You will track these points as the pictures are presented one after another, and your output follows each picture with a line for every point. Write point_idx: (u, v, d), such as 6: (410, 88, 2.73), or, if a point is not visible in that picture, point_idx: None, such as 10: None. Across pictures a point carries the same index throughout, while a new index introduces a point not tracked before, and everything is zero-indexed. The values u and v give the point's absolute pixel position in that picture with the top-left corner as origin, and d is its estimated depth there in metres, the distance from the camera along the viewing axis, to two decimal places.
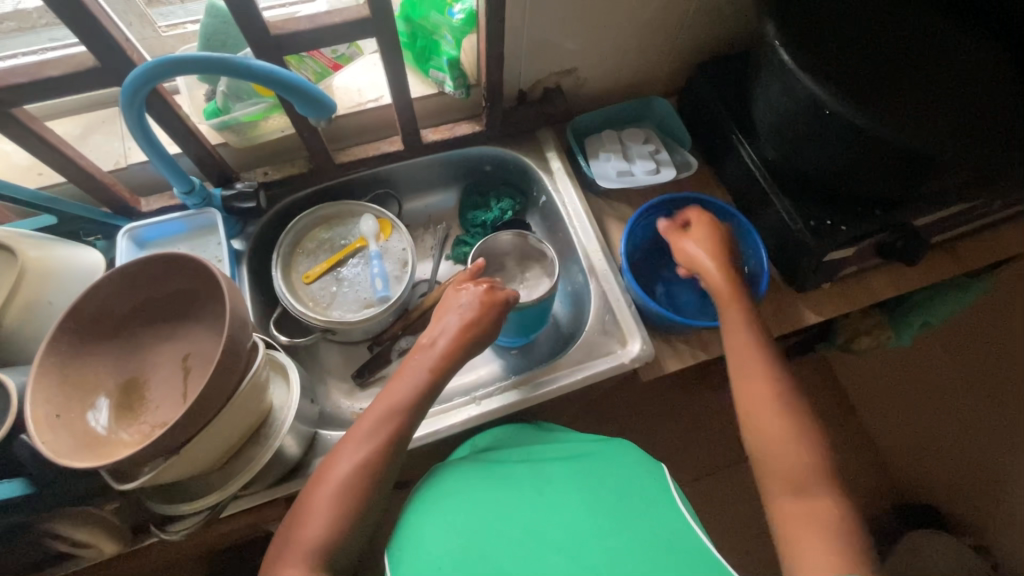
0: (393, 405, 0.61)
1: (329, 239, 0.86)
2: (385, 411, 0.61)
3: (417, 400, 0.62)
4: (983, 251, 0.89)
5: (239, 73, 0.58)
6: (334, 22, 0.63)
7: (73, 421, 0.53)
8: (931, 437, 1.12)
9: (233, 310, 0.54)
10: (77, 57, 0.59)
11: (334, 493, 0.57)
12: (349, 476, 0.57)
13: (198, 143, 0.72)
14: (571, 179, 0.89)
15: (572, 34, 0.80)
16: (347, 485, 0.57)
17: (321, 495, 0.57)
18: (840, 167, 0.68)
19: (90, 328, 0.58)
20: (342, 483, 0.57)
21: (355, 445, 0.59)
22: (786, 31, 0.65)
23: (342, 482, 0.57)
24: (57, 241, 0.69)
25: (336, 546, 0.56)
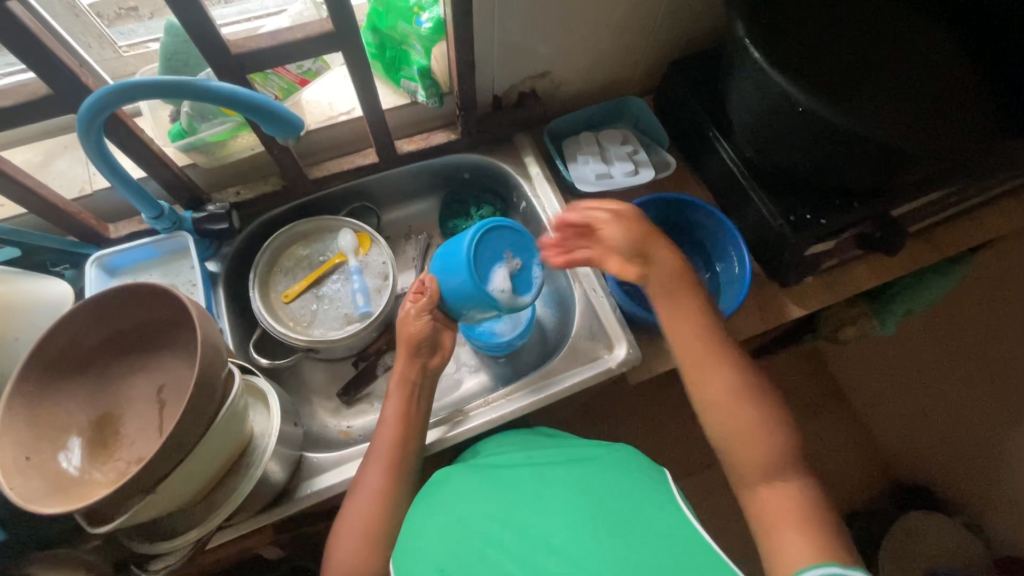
0: (389, 448, 0.67)
1: (307, 256, 0.84)
2: (383, 455, 0.66)
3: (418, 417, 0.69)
4: (962, 237, 0.89)
5: (198, 94, 0.56)
6: (297, 37, 0.61)
7: (43, 463, 0.52)
8: (919, 420, 1.14)
9: (206, 339, 0.53)
10: (29, 85, 0.57)
11: (362, 534, 0.63)
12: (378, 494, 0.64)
13: (163, 166, 0.70)
14: (549, 183, 0.88)
15: (543, 37, 0.79)
16: (369, 524, 0.63)
17: (359, 511, 0.64)
18: (816, 162, 0.68)
19: (60, 365, 0.56)
20: (365, 523, 0.63)
21: (373, 487, 0.65)
22: (755, 29, 0.64)
23: (367, 520, 0.63)
24: (21, 274, 0.66)
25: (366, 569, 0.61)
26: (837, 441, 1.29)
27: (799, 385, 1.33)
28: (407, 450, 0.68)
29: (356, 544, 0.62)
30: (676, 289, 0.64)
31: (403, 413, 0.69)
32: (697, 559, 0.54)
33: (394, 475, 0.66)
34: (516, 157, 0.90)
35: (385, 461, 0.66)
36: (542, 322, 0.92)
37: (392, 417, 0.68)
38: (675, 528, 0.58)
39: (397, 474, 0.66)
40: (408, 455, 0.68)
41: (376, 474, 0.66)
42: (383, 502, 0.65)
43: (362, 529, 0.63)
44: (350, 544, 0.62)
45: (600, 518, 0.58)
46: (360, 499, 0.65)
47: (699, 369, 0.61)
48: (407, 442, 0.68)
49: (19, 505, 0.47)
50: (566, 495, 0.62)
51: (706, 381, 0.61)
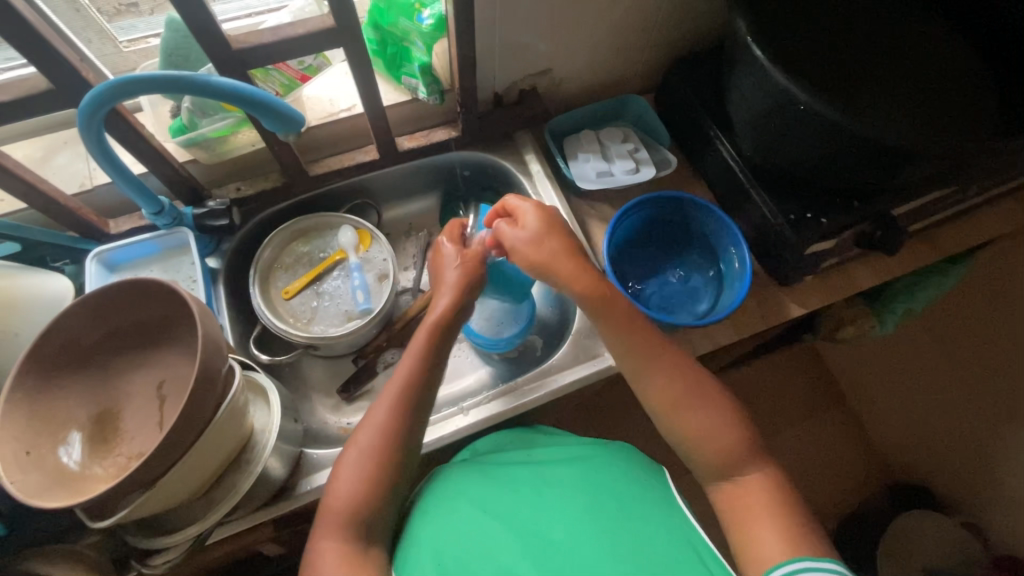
0: (402, 386, 0.62)
1: (308, 253, 0.84)
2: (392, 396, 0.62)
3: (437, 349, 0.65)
4: (961, 236, 0.89)
5: (200, 90, 0.56)
6: (297, 33, 0.61)
7: (43, 457, 0.52)
8: (917, 419, 1.14)
9: (206, 334, 0.53)
10: (30, 80, 0.57)
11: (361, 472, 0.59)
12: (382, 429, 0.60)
13: (164, 162, 0.70)
14: (550, 180, 0.88)
15: (544, 34, 0.79)
16: (371, 464, 0.59)
17: (355, 453, 0.60)
18: (816, 159, 0.68)
19: (60, 360, 0.56)
20: (370, 458, 0.59)
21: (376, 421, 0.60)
22: (758, 28, 0.65)
23: (367, 461, 0.59)
24: (21, 270, 0.66)
25: (366, 516, 0.58)
26: (835, 439, 1.29)
27: (797, 384, 1.33)
28: (421, 393, 0.63)
29: (354, 479, 0.58)
30: (608, 303, 0.66)
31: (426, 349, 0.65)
32: (690, 557, 0.55)
33: (404, 418, 0.61)
34: (517, 155, 0.91)
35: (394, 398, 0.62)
36: (541, 319, 0.92)
37: (414, 351, 0.64)
38: (672, 527, 0.58)
39: (404, 416, 0.61)
40: (421, 401, 0.63)
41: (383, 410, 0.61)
42: (387, 440, 0.60)
43: (363, 468, 0.59)
44: (348, 483, 0.58)
45: (596, 518, 0.58)
46: (364, 438, 0.60)
47: (677, 410, 0.62)
48: (422, 383, 0.63)
49: (19, 500, 0.47)
50: (568, 493, 0.62)
51: (687, 415, 0.62)
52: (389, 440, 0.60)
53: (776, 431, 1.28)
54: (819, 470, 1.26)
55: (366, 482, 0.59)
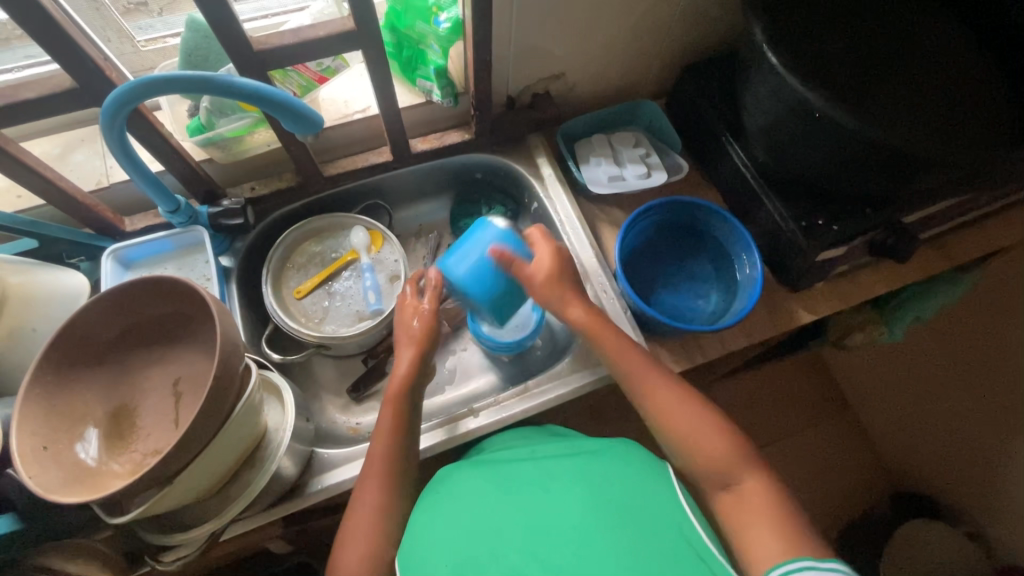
0: (383, 459, 0.64)
1: (320, 253, 0.85)
2: (377, 469, 0.64)
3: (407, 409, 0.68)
4: (971, 245, 0.90)
5: (222, 90, 0.56)
6: (317, 35, 0.61)
7: (61, 452, 0.52)
8: (924, 428, 1.14)
9: (224, 332, 0.53)
10: (54, 77, 0.58)
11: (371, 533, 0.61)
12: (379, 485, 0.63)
13: (182, 161, 0.70)
14: (562, 184, 0.88)
15: (559, 39, 0.80)
16: (374, 539, 0.60)
17: (360, 518, 0.61)
18: (832, 167, 0.68)
19: (78, 355, 0.56)
20: (373, 518, 0.62)
21: (370, 485, 0.63)
22: (775, 34, 0.65)
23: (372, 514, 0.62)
24: (39, 265, 0.67)
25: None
26: (840, 446, 1.29)
27: (803, 391, 1.33)
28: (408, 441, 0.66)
29: (362, 557, 0.59)
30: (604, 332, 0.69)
31: (397, 422, 0.66)
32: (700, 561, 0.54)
33: (392, 487, 0.63)
34: (529, 158, 0.91)
35: (381, 472, 0.64)
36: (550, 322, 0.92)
37: (388, 411, 0.67)
38: (682, 527, 0.58)
39: (395, 487, 0.64)
40: (405, 464, 0.65)
41: (373, 488, 0.63)
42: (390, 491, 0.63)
43: (368, 526, 0.61)
44: (354, 559, 0.59)
45: (609, 518, 0.58)
46: (359, 520, 0.61)
47: (674, 409, 0.63)
48: (400, 454, 0.65)
49: (37, 494, 0.47)
50: (578, 489, 0.62)
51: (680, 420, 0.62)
52: (384, 514, 0.62)
53: (781, 438, 1.28)
54: (822, 478, 1.26)
55: (374, 536, 0.61)
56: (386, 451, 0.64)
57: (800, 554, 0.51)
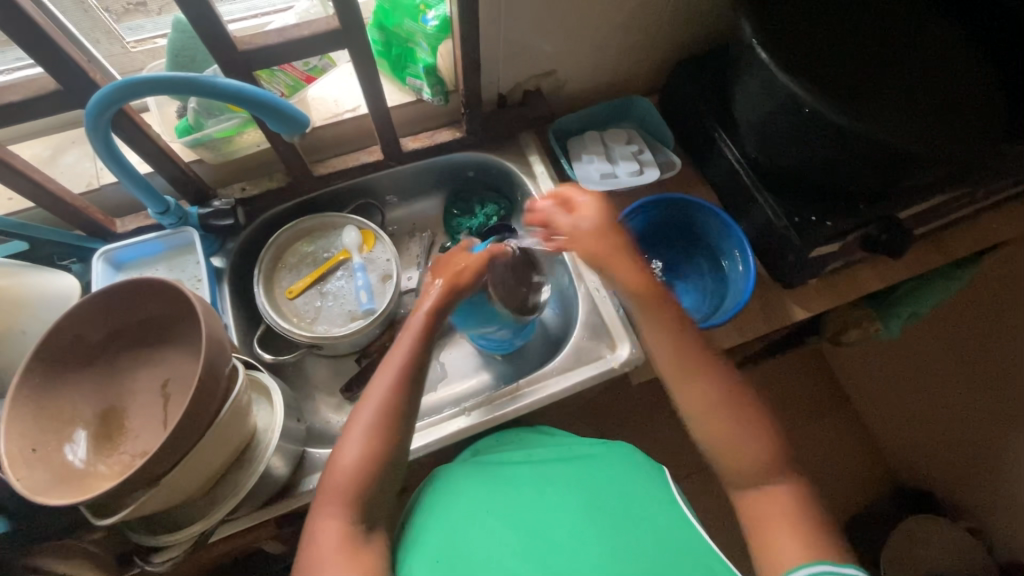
0: (401, 361, 0.62)
1: (312, 253, 0.84)
2: (392, 371, 0.62)
3: (432, 326, 0.65)
4: (967, 240, 0.89)
5: (206, 92, 0.56)
6: (302, 34, 0.61)
7: (49, 455, 0.52)
8: (922, 424, 1.13)
9: (210, 333, 0.53)
10: (39, 80, 0.58)
11: (366, 442, 0.59)
12: (386, 400, 0.60)
13: (170, 162, 0.70)
14: (554, 182, 0.88)
15: (548, 36, 0.79)
16: (374, 438, 0.59)
17: (356, 430, 0.59)
18: (823, 163, 0.68)
19: (66, 358, 0.56)
20: (373, 429, 0.59)
21: (376, 396, 0.60)
22: (764, 30, 0.65)
23: (370, 432, 0.59)
24: (29, 268, 0.67)
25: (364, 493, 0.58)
26: (839, 442, 1.28)
27: (802, 388, 1.32)
28: (425, 362, 0.64)
29: (356, 454, 0.58)
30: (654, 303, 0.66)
31: (426, 330, 0.65)
32: (696, 559, 0.56)
33: (402, 386, 0.61)
34: (521, 156, 0.91)
35: (397, 373, 0.62)
36: (544, 320, 0.92)
37: (414, 328, 0.64)
38: (673, 530, 0.59)
39: (402, 394, 0.61)
40: (423, 373, 0.64)
41: (383, 386, 0.61)
42: (392, 411, 0.60)
43: (365, 440, 0.59)
44: (351, 452, 0.58)
45: (605, 523, 0.59)
46: (364, 411, 0.60)
47: (682, 378, 0.63)
48: (421, 361, 0.63)
49: (25, 497, 0.48)
50: (573, 495, 0.63)
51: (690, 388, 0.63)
52: (388, 415, 0.60)
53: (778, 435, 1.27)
54: (821, 474, 1.25)
55: (368, 455, 0.58)
56: (404, 354, 0.63)
57: (817, 559, 0.53)
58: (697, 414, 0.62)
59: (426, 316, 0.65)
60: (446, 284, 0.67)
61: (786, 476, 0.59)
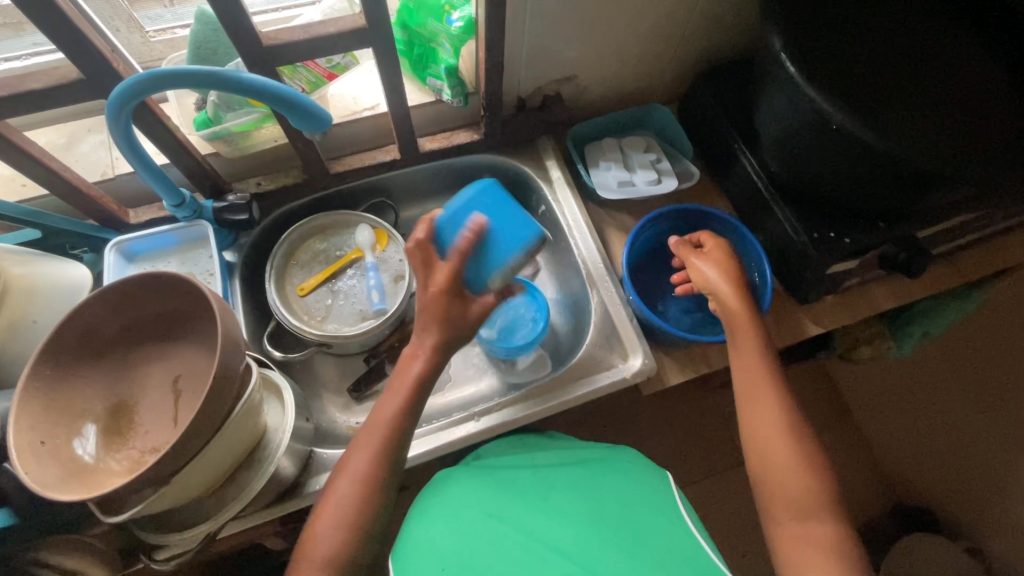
0: (384, 430, 0.61)
1: (324, 250, 0.84)
2: (376, 436, 0.60)
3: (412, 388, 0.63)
4: (983, 261, 0.88)
5: (230, 86, 0.56)
6: (328, 32, 0.60)
7: (58, 448, 0.51)
8: (927, 444, 1.13)
9: (226, 331, 0.53)
10: (62, 68, 0.57)
11: (346, 513, 0.57)
12: (365, 469, 0.59)
13: (187, 155, 0.70)
14: (571, 188, 0.87)
15: (572, 42, 0.79)
16: (358, 503, 0.58)
17: (336, 499, 0.58)
18: (847, 180, 0.67)
19: (78, 350, 0.56)
20: (352, 498, 0.58)
21: (354, 470, 0.59)
22: (792, 42, 0.64)
23: (348, 505, 0.57)
24: (40, 256, 0.66)
25: (347, 557, 0.57)
26: (843, 458, 1.27)
27: (807, 403, 1.31)
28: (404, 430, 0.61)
29: (333, 526, 0.57)
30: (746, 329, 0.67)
31: (413, 395, 0.62)
32: (693, 565, 0.56)
33: (379, 452, 0.60)
34: (538, 161, 0.90)
35: (380, 442, 0.60)
36: (555, 326, 0.91)
37: (393, 393, 0.62)
38: (674, 530, 0.60)
39: (383, 461, 0.60)
40: (405, 436, 0.61)
41: (364, 455, 0.59)
42: (371, 483, 0.59)
43: (346, 509, 0.58)
44: (329, 525, 0.57)
45: (611, 528, 0.59)
46: (345, 480, 0.58)
47: (750, 399, 0.65)
48: (397, 429, 0.61)
49: (34, 491, 0.47)
50: (579, 499, 0.63)
51: (757, 410, 0.65)
52: (366, 484, 0.58)
53: None
54: None
55: (348, 525, 0.57)
56: (383, 419, 0.61)
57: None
58: (759, 429, 0.64)
59: (404, 378, 0.63)
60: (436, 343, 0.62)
61: (798, 494, 0.59)
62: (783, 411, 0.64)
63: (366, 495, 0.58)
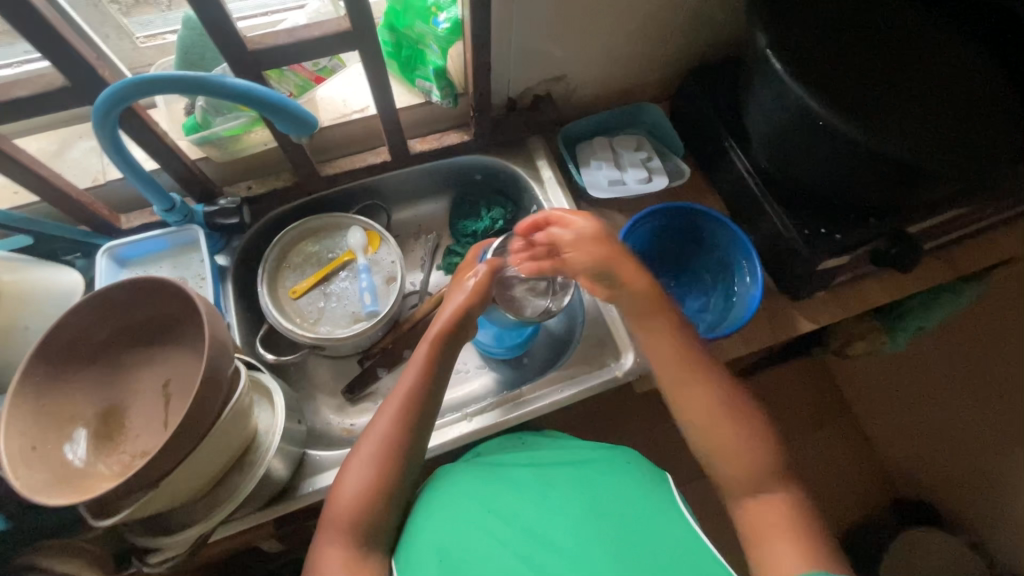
0: (406, 393, 0.63)
1: (317, 252, 0.84)
2: (397, 399, 0.63)
3: (437, 353, 0.66)
4: (976, 256, 0.88)
5: (216, 91, 0.56)
6: (313, 36, 0.61)
7: (49, 453, 0.52)
8: (924, 439, 1.13)
9: (213, 334, 0.53)
10: (48, 76, 0.57)
11: (371, 474, 0.59)
12: (390, 433, 0.61)
13: (177, 160, 0.70)
14: (562, 188, 0.87)
15: (560, 41, 0.79)
16: (377, 469, 0.60)
17: (359, 463, 0.60)
18: (834, 177, 0.67)
19: (68, 355, 0.56)
20: (374, 461, 0.60)
21: (377, 434, 0.61)
22: (777, 39, 0.64)
23: (371, 470, 0.59)
24: (31, 263, 0.67)
25: (362, 536, 0.58)
26: (840, 452, 1.27)
27: (803, 398, 1.31)
28: (431, 396, 0.64)
29: (359, 488, 0.59)
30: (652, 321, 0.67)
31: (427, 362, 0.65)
32: (692, 564, 0.55)
33: (405, 418, 0.62)
34: (529, 161, 0.90)
35: (399, 407, 0.63)
36: (548, 325, 0.92)
37: (419, 360, 0.65)
38: (666, 525, 0.59)
39: (410, 423, 0.62)
40: (429, 400, 0.64)
41: (387, 418, 0.62)
42: (390, 451, 0.61)
43: (367, 477, 0.59)
44: (353, 487, 0.59)
45: (605, 526, 0.59)
46: (363, 456, 0.61)
47: (681, 389, 0.64)
48: (426, 391, 0.64)
49: (24, 496, 0.47)
50: (574, 495, 0.62)
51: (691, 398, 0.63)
52: (393, 447, 0.61)
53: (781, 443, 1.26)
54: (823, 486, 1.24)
55: (366, 495, 0.59)
56: (411, 383, 0.64)
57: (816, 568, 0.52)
58: (693, 413, 0.63)
59: (430, 345, 0.66)
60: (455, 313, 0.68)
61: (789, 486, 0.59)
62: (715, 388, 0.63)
63: (388, 460, 0.60)
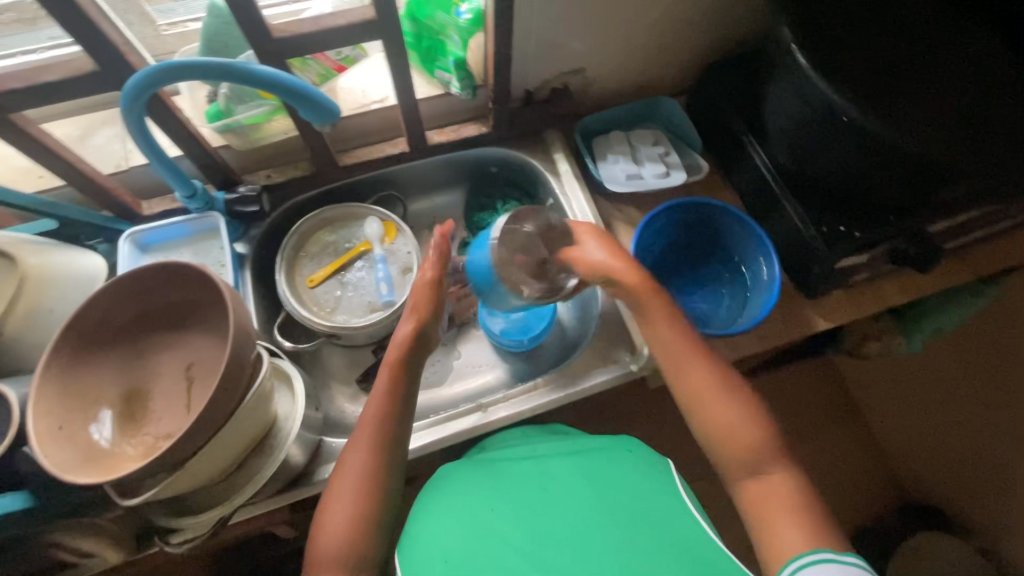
0: (370, 424, 0.62)
1: (334, 242, 0.84)
2: (367, 428, 0.62)
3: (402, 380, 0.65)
4: (995, 258, 0.87)
5: (243, 78, 0.56)
6: (338, 24, 0.61)
7: (75, 433, 0.53)
8: (937, 441, 1.12)
9: (236, 319, 0.53)
10: (75, 61, 0.58)
11: (353, 505, 0.58)
12: (366, 462, 0.60)
13: (199, 147, 0.70)
14: (578, 180, 0.87)
15: (581, 34, 0.79)
16: (360, 499, 0.58)
17: (340, 497, 0.59)
18: (856, 174, 0.66)
19: (93, 338, 0.57)
20: (354, 492, 0.59)
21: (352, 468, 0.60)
22: (803, 32, 0.63)
23: (350, 503, 0.58)
24: (56, 247, 0.68)
25: (365, 543, 0.57)
26: (850, 452, 1.27)
27: (814, 398, 1.30)
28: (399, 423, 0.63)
29: (347, 517, 0.58)
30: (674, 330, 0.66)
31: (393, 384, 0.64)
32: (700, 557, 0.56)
33: (375, 448, 0.61)
34: (546, 154, 0.90)
35: (369, 438, 0.61)
36: (562, 319, 0.92)
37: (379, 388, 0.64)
38: (681, 521, 0.59)
39: (381, 450, 0.61)
40: (399, 425, 0.63)
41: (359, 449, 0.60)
42: (371, 479, 0.60)
43: (348, 507, 0.58)
44: (337, 522, 0.57)
45: (613, 519, 0.59)
46: (345, 476, 0.59)
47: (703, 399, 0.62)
48: (393, 416, 0.63)
49: (52, 473, 0.48)
50: (584, 490, 0.62)
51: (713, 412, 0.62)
52: (375, 472, 0.60)
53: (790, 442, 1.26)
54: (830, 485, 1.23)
55: (354, 524, 0.57)
56: (375, 411, 0.62)
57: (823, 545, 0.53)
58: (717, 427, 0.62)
59: (389, 371, 0.65)
60: (411, 331, 0.66)
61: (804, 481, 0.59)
62: (720, 389, 0.62)
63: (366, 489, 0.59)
